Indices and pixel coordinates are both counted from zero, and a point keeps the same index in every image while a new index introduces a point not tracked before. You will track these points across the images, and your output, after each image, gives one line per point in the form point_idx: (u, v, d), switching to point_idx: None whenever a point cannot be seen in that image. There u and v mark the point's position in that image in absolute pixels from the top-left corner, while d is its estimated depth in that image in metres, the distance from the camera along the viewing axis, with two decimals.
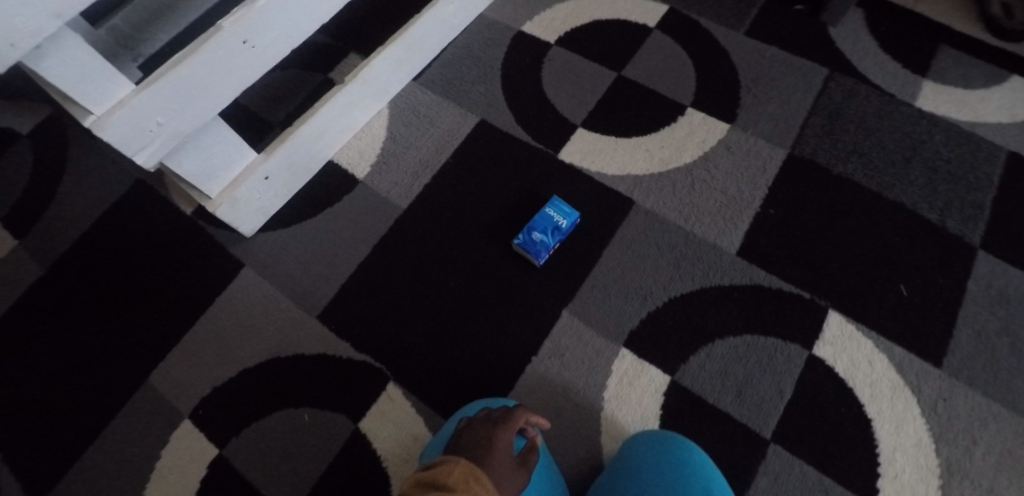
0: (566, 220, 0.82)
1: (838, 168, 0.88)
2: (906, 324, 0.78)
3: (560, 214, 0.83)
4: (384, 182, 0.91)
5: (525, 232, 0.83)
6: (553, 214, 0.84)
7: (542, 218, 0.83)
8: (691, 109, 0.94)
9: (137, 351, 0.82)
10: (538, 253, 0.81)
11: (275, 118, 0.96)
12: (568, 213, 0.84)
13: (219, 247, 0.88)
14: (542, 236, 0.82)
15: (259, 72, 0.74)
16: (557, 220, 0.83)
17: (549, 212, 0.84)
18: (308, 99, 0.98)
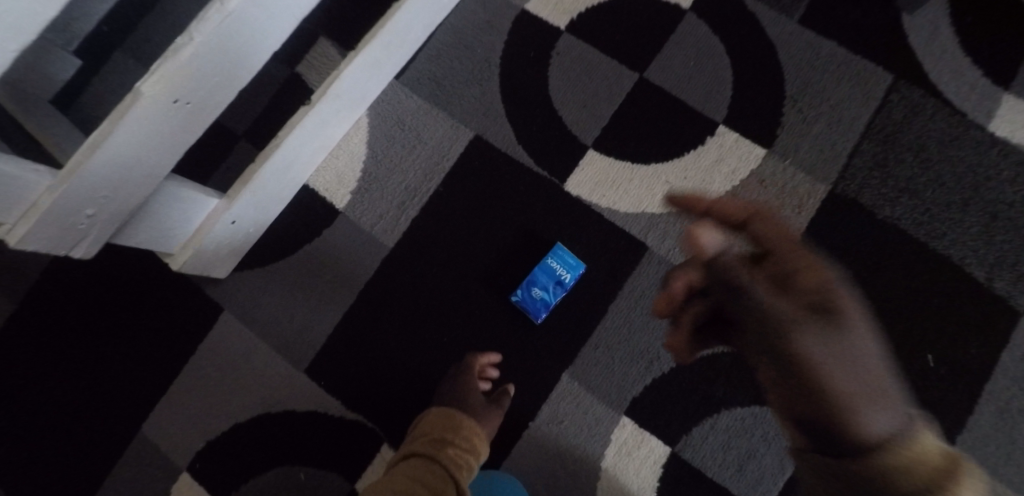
0: (571, 278, 0.74)
1: (883, 211, 0.77)
2: (925, 398, 0.73)
3: (563, 267, 0.75)
4: (368, 213, 0.81)
5: (524, 287, 0.75)
6: (555, 266, 0.75)
7: (544, 273, 0.75)
8: (722, 127, 0.80)
9: (122, 403, 0.79)
10: (539, 311, 0.75)
11: (237, 128, 0.82)
12: (572, 266, 0.75)
13: (194, 287, 0.81)
14: (543, 293, 0.75)
15: (199, 124, 0.60)
16: (560, 274, 0.75)
17: (551, 264, 0.75)
18: (272, 100, 0.83)
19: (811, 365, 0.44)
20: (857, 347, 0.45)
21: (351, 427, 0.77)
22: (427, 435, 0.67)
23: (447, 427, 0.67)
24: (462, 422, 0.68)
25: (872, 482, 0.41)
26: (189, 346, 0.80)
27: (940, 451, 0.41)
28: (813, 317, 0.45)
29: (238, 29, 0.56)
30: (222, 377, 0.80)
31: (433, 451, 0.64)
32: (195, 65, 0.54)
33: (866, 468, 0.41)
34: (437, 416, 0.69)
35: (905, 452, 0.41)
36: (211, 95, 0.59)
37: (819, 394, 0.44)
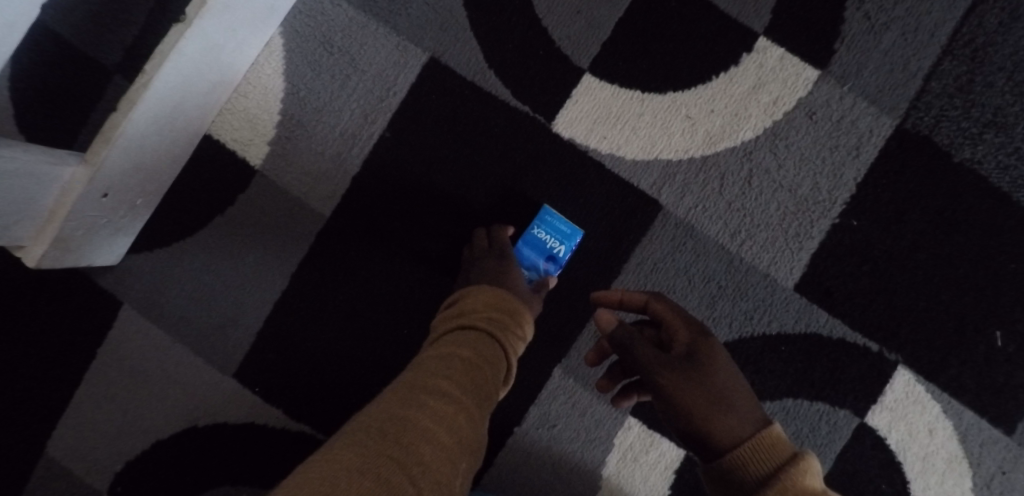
0: (564, 252, 0.58)
1: (961, 152, 0.60)
2: (988, 383, 0.61)
3: (553, 240, 0.58)
4: (295, 170, 0.62)
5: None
6: (542, 237, 0.59)
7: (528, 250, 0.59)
8: (764, 40, 0.60)
9: (9, 425, 0.63)
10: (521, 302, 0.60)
11: (107, 58, 0.60)
12: (567, 238, 0.58)
13: (82, 278, 0.63)
14: (532, 274, 0.60)
15: None
16: (550, 250, 0.59)
17: (537, 236, 0.59)
18: (150, 19, 0.60)
19: (674, 396, 0.45)
20: (720, 375, 0.47)
21: (297, 440, 0.63)
22: (473, 309, 0.49)
23: (501, 307, 0.50)
24: (522, 309, 0.52)
25: (731, 483, 0.42)
26: (89, 351, 0.63)
27: (789, 443, 0.42)
28: (670, 359, 0.47)
29: None
30: (133, 385, 0.64)
31: (490, 326, 0.47)
32: None
33: (724, 472, 0.42)
34: (487, 291, 0.51)
35: (754, 448, 0.41)
36: None
37: (682, 418, 0.45)
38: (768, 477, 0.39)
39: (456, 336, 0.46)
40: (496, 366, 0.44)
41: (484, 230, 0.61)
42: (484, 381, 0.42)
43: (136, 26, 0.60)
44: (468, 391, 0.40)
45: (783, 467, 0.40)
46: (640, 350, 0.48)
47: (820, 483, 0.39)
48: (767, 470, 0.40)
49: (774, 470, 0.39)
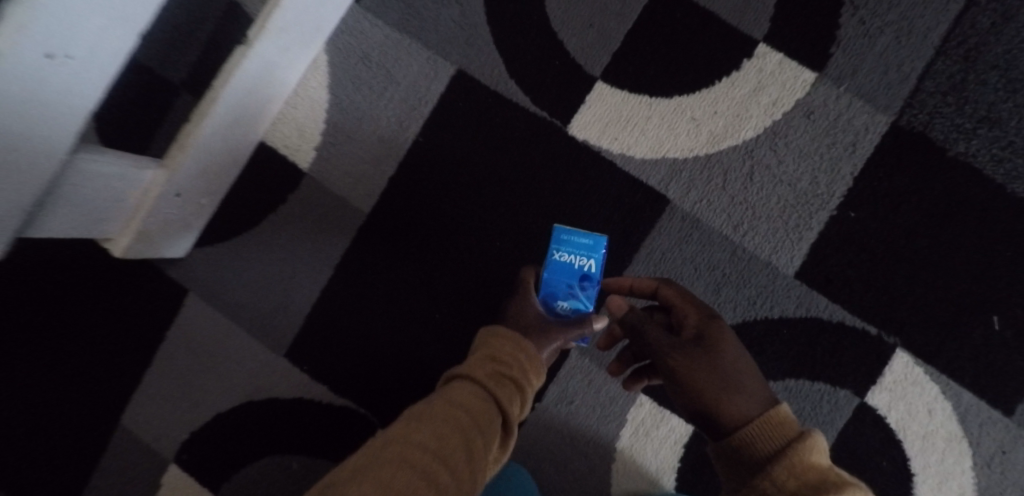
0: (597, 266, 0.60)
1: (955, 146, 0.64)
2: (987, 366, 0.64)
3: (585, 257, 0.61)
4: (338, 171, 0.70)
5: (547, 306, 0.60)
6: (571, 260, 0.61)
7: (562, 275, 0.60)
8: (763, 46, 0.65)
9: (93, 398, 0.72)
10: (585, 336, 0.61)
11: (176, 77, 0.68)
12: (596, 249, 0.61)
13: (154, 270, 0.72)
14: (575, 301, 0.60)
15: (93, 78, 0.45)
16: (586, 268, 0.61)
17: (565, 260, 0.61)
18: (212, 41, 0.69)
19: (685, 376, 0.49)
20: (730, 359, 0.50)
21: (340, 414, 0.70)
22: (481, 356, 0.51)
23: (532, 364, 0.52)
24: (517, 354, 0.51)
25: (742, 459, 0.45)
26: (161, 332, 0.72)
27: (796, 423, 0.45)
28: (681, 343, 0.51)
29: None
30: (197, 363, 0.72)
31: (498, 376, 0.48)
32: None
33: (733, 448, 0.45)
34: (527, 345, 0.53)
35: (762, 426, 0.45)
36: (102, 41, 0.44)
37: (692, 397, 0.49)
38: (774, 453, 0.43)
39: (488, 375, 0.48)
40: (482, 414, 0.43)
41: (506, 225, 0.68)
42: (467, 429, 0.41)
43: (201, 48, 0.69)
44: (445, 441, 0.40)
45: (789, 443, 0.43)
46: (652, 335, 0.52)
47: (825, 458, 0.41)
48: (775, 446, 0.43)
49: (780, 446, 0.43)
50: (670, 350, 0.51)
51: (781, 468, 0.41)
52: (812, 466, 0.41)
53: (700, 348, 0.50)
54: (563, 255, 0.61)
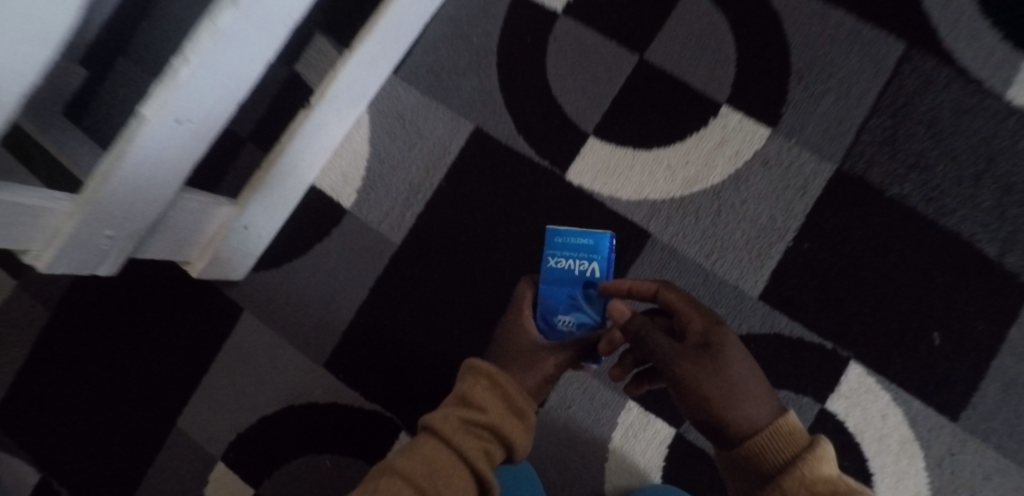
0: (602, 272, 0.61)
1: (891, 188, 0.76)
2: (932, 376, 0.74)
3: (583, 259, 0.61)
4: (373, 210, 0.84)
5: (551, 319, 0.62)
6: (569, 266, 0.61)
7: (566, 287, 0.61)
8: (726, 108, 0.79)
9: (163, 399, 0.85)
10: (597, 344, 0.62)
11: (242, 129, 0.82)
12: (597, 249, 0.61)
13: (216, 290, 0.86)
14: (582, 310, 0.61)
15: (200, 141, 0.61)
16: (587, 272, 0.61)
17: (569, 270, 0.61)
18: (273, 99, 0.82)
19: (697, 389, 0.53)
20: (734, 366, 0.54)
21: (370, 417, 0.81)
22: (459, 406, 0.55)
23: (521, 413, 0.55)
24: (490, 403, 0.55)
25: (754, 466, 0.51)
26: (215, 345, 0.85)
27: (802, 432, 0.51)
28: (691, 354, 0.54)
29: (230, 50, 0.55)
30: (247, 373, 0.84)
31: (465, 430, 0.52)
32: (192, 87, 0.54)
33: (745, 457, 0.51)
34: (517, 392, 0.56)
35: (774, 438, 0.51)
36: (210, 114, 0.59)
37: (705, 408, 0.53)
38: (787, 464, 0.49)
39: (471, 428, 0.53)
40: (439, 475, 0.49)
41: (514, 255, 0.80)
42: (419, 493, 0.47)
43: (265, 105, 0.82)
44: None
45: (801, 453, 0.50)
46: (660, 346, 0.55)
47: (835, 468, 0.49)
48: (786, 456, 0.50)
49: (793, 457, 0.49)
50: (684, 360, 0.54)
51: (796, 480, 0.48)
52: (823, 477, 0.48)
53: (711, 359, 0.54)
54: (559, 261, 0.62)
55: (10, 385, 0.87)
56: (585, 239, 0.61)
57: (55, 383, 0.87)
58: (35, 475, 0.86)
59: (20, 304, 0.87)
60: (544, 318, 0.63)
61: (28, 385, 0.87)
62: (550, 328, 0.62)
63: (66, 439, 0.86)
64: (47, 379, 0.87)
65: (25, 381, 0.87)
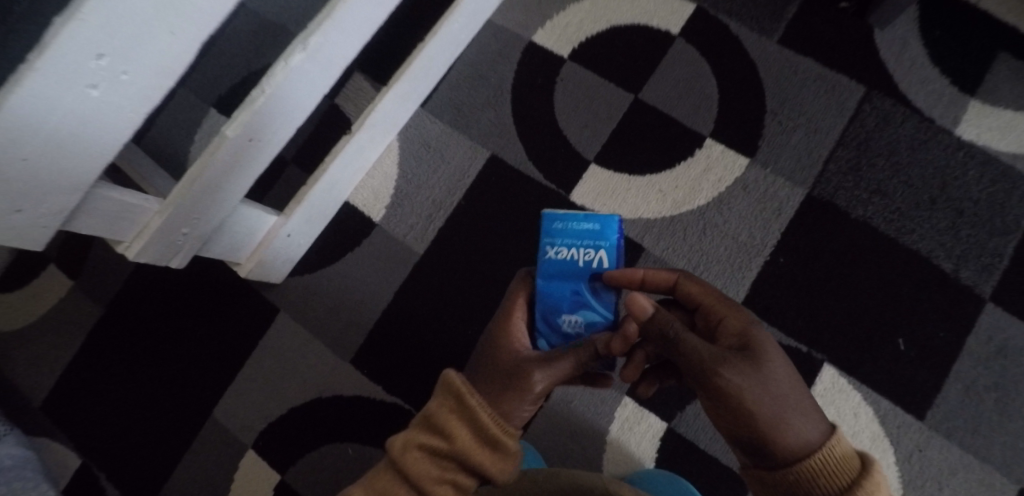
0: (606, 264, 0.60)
1: (857, 211, 0.86)
2: (899, 378, 0.82)
3: (589, 247, 0.60)
4: (400, 224, 0.95)
5: (556, 318, 0.62)
6: (575, 256, 0.61)
7: (569, 284, 0.61)
8: (710, 140, 0.90)
9: (202, 391, 0.95)
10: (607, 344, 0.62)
11: (287, 152, 0.94)
12: (604, 234, 0.60)
13: (255, 293, 0.96)
14: (588, 307, 0.61)
15: (264, 157, 0.73)
16: (593, 263, 0.60)
17: (570, 265, 0.61)
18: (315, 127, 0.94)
19: (742, 399, 0.54)
20: (778, 378, 0.55)
21: (390, 409, 0.90)
22: (427, 427, 0.57)
23: (488, 440, 0.55)
24: (455, 430, 0.55)
25: (803, 485, 0.52)
26: (252, 341, 0.95)
27: (849, 453, 0.53)
28: (734, 361, 0.56)
29: (297, 84, 0.70)
30: (279, 368, 0.94)
31: (424, 458, 0.55)
32: (266, 112, 0.67)
33: (795, 478, 0.52)
34: (483, 418, 0.55)
35: (826, 459, 0.52)
36: (275, 135, 0.72)
37: (750, 421, 0.54)
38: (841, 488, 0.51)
39: (433, 456, 0.55)
40: None
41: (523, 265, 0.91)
42: None
43: (308, 131, 0.95)
44: None
45: (853, 479, 0.51)
46: (695, 347, 0.57)
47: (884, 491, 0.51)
48: (839, 479, 0.51)
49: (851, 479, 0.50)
50: (728, 368, 0.55)
51: None
52: None
53: (755, 367, 0.55)
54: (561, 250, 0.61)
55: (63, 374, 0.96)
56: (590, 221, 0.60)
57: (105, 374, 0.96)
58: (77, 461, 0.94)
59: (77, 303, 0.97)
60: (550, 316, 0.63)
61: (80, 375, 0.96)
62: (555, 328, 0.63)
63: (111, 425, 0.95)
64: (98, 370, 0.96)
65: (79, 372, 0.96)
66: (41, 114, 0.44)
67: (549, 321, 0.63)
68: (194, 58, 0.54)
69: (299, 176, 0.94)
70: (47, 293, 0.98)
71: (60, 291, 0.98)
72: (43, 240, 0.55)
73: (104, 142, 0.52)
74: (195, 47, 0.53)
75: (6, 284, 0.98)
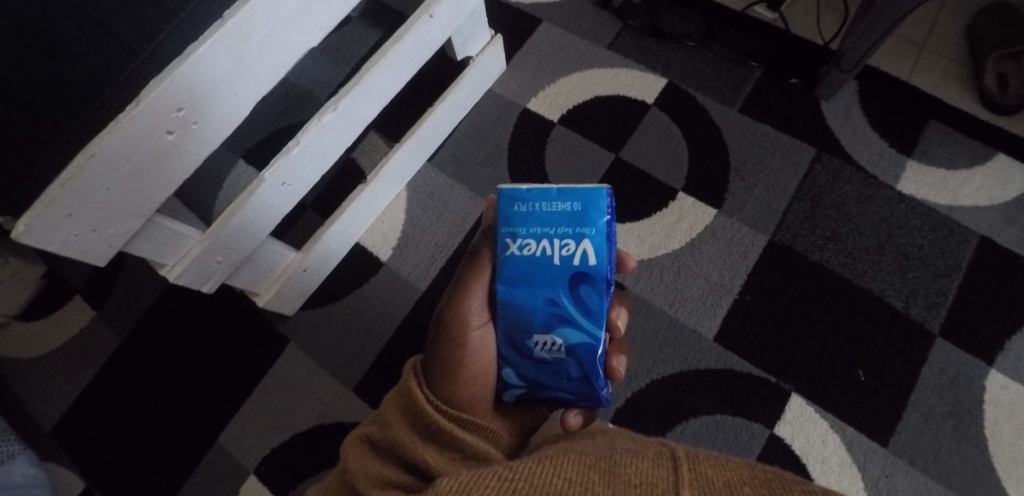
0: (589, 259, 0.53)
1: (815, 255, 0.97)
2: (862, 406, 0.89)
3: (567, 238, 0.53)
4: (405, 263, 1.05)
5: (527, 340, 0.55)
6: (549, 251, 0.53)
7: (545, 294, 0.54)
8: (682, 193, 1.02)
9: (208, 417, 1.00)
10: (592, 367, 0.55)
11: (306, 199, 1.06)
12: (585, 219, 0.53)
13: (268, 325, 1.04)
14: (573, 323, 0.54)
15: (293, 199, 0.84)
16: (574, 257, 0.53)
17: (543, 265, 0.53)
18: (333, 178, 1.07)
19: None
20: None
21: None
22: (382, 424, 0.54)
23: (428, 430, 0.51)
24: (401, 422, 0.53)
25: None
26: (260, 370, 1.02)
27: None
28: None
29: (327, 139, 0.83)
30: (285, 396, 1.00)
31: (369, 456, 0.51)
32: (298, 160, 0.80)
33: None
34: (422, 399, 0.53)
35: None
36: (305, 180, 0.84)
37: None
38: None
39: (375, 450, 0.52)
40: None
41: None
42: None
43: (326, 182, 1.07)
44: None
45: None
46: None
47: None
48: None
49: None
50: None
51: None
52: None
53: None
54: (528, 244, 0.53)
55: (77, 400, 1.02)
56: (564, 203, 0.53)
57: (117, 399, 1.02)
58: (80, 484, 0.98)
59: (99, 333, 1.05)
60: (518, 337, 0.55)
61: (94, 400, 1.02)
62: (526, 352, 0.56)
63: (117, 450, 0.99)
64: (111, 395, 1.02)
65: (94, 398, 1.02)
66: (129, 153, 0.56)
67: (518, 343, 0.56)
68: (246, 114, 0.68)
69: (315, 219, 1.06)
70: (71, 323, 1.06)
71: (83, 321, 1.06)
72: (105, 259, 0.62)
73: (169, 177, 0.62)
74: (248, 105, 0.67)
75: (34, 313, 1.07)
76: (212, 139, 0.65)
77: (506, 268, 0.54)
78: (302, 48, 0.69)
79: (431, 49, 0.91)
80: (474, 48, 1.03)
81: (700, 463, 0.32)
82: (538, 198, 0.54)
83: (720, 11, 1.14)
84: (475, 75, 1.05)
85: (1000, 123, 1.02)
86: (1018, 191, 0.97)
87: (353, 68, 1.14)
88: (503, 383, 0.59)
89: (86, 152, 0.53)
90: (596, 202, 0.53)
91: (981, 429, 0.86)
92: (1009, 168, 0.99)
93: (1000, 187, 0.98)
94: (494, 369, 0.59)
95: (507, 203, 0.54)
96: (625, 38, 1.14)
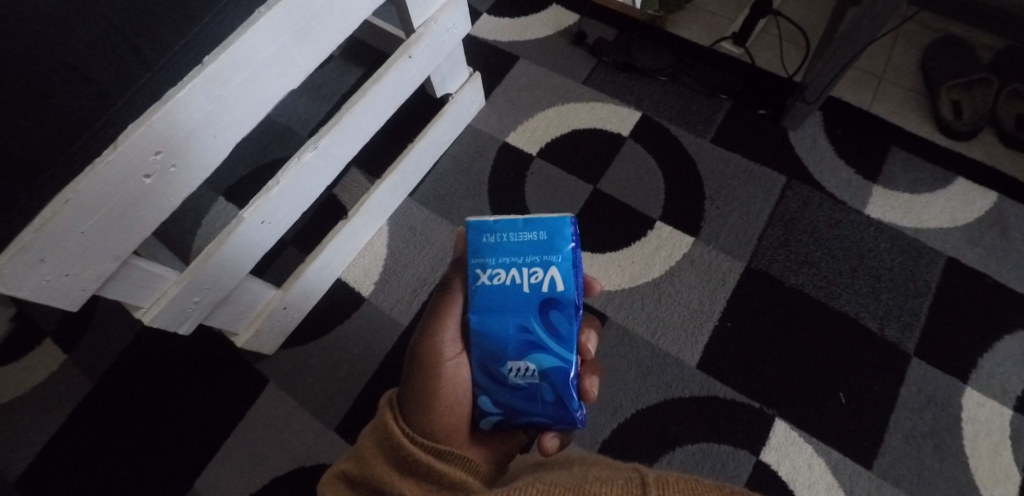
0: (558, 286, 0.54)
1: (790, 279, 0.99)
2: (845, 428, 0.90)
3: (535, 266, 0.54)
4: (387, 298, 1.05)
5: (501, 367, 0.55)
6: (519, 279, 0.54)
7: (517, 320, 0.54)
8: (660, 222, 1.04)
9: (183, 462, 0.97)
10: (566, 390, 0.55)
11: (286, 236, 1.06)
12: (551, 247, 0.54)
13: (247, 365, 1.02)
14: (544, 346, 0.54)
15: (273, 238, 0.84)
16: (543, 284, 0.54)
17: (513, 292, 0.54)
18: (314, 215, 1.07)
19: None
20: None
21: None
22: (358, 460, 0.53)
23: (405, 463, 0.51)
24: (379, 459, 0.51)
25: None
26: (239, 412, 0.99)
27: None
28: None
29: (307, 177, 0.83)
30: (264, 438, 0.97)
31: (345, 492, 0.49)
32: (276, 200, 0.80)
33: None
34: (398, 433, 0.52)
35: None
36: (286, 217, 0.84)
37: None
38: None
39: (352, 487, 0.51)
40: None
41: None
42: None
43: (306, 219, 1.07)
44: None
45: None
46: None
47: None
48: None
49: None
50: None
51: None
52: None
53: None
54: (498, 273, 0.54)
55: (43, 449, 0.98)
56: (531, 233, 0.55)
57: (86, 447, 0.98)
58: None
59: (70, 378, 1.02)
60: (493, 364, 0.55)
61: (61, 449, 0.98)
62: (501, 380, 0.55)
63: None
64: (81, 443, 0.98)
65: (61, 446, 0.98)
66: (105, 196, 0.56)
67: (492, 370, 0.55)
68: (227, 154, 0.68)
69: (296, 256, 1.05)
70: (40, 369, 1.03)
71: (53, 365, 1.03)
72: (78, 303, 0.61)
73: (146, 219, 0.62)
74: (228, 145, 0.67)
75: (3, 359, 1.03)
76: (192, 180, 0.65)
77: (477, 298, 0.54)
78: (282, 88, 0.70)
79: (411, 87, 0.93)
80: (453, 85, 1.05)
81: (669, 487, 0.33)
82: (506, 229, 0.55)
83: (690, 47, 1.19)
84: (454, 111, 1.07)
85: (957, 148, 1.07)
86: (980, 213, 1.01)
87: (333, 106, 1.15)
88: (479, 411, 0.58)
89: (61, 198, 0.53)
90: (561, 231, 0.55)
91: (961, 447, 0.87)
92: (969, 191, 1.03)
93: (962, 210, 1.02)
94: (470, 399, 0.58)
95: (476, 235, 0.55)
96: (600, 73, 1.18)
